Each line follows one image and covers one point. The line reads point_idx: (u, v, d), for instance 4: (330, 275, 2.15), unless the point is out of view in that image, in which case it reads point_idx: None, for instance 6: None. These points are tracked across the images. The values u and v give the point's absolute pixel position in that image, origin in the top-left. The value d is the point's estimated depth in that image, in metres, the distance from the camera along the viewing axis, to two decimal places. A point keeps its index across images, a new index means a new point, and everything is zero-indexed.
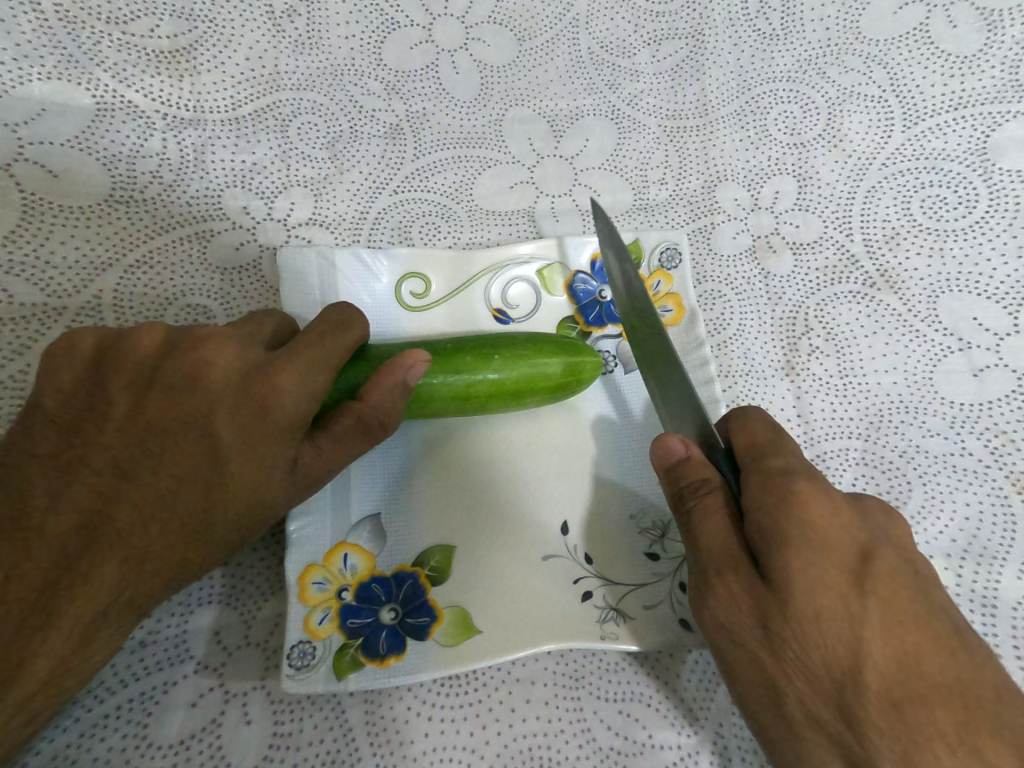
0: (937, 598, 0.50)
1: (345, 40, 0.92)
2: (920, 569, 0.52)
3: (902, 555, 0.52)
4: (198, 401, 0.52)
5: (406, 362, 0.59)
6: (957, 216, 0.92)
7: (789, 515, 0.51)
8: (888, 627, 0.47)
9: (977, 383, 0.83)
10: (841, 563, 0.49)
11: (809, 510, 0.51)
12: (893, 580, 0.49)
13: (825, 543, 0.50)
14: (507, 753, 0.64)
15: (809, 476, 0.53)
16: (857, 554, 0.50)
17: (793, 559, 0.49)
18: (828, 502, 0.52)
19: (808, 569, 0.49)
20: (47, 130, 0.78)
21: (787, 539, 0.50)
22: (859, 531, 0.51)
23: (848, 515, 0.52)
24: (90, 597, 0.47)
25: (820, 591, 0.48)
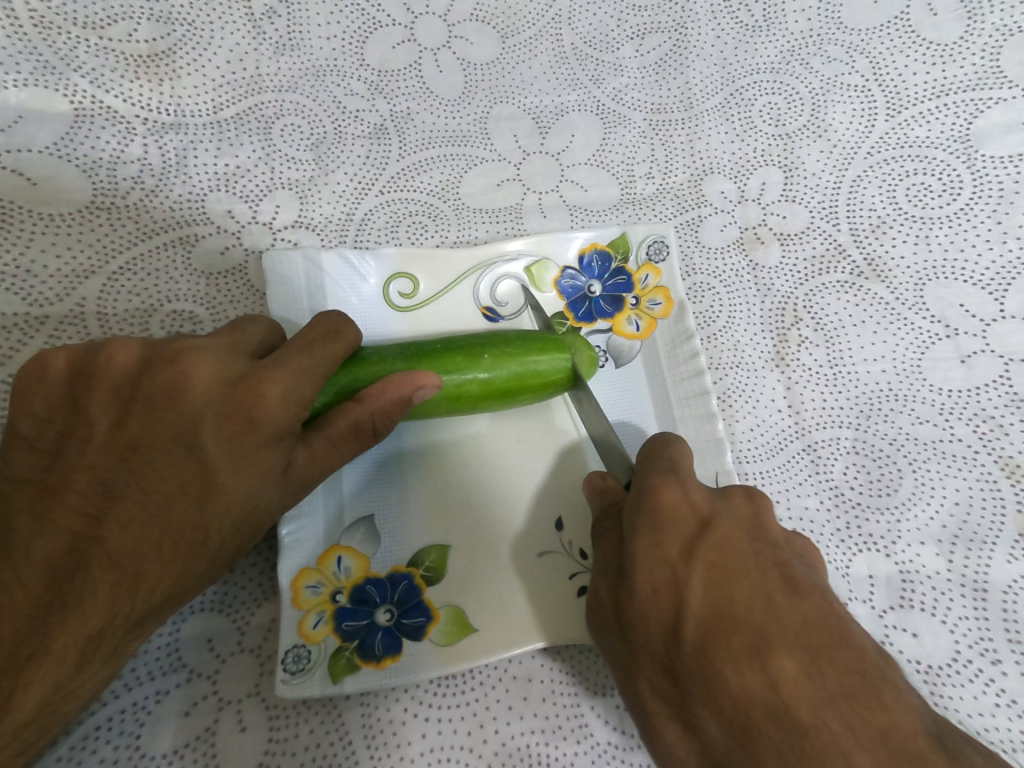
0: (772, 556, 0.50)
1: (327, 40, 0.92)
2: (765, 537, 0.52)
3: (745, 524, 0.53)
4: (182, 413, 0.52)
5: (418, 383, 0.61)
6: (943, 203, 0.93)
7: (642, 509, 0.54)
8: (712, 581, 0.48)
9: (965, 370, 0.84)
10: (678, 534, 0.51)
11: (661, 499, 0.53)
12: (726, 544, 0.50)
13: (669, 520, 0.52)
14: (506, 751, 0.64)
15: (674, 473, 0.56)
16: (697, 523, 0.52)
17: (639, 541, 0.52)
18: (682, 488, 0.54)
19: (650, 546, 0.51)
20: (25, 138, 0.77)
21: (638, 528, 0.53)
22: (705, 506, 0.53)
23: (697, 496, 0.54)
24: (84, 617, 0.46)
25: (655, 563, 0.50)
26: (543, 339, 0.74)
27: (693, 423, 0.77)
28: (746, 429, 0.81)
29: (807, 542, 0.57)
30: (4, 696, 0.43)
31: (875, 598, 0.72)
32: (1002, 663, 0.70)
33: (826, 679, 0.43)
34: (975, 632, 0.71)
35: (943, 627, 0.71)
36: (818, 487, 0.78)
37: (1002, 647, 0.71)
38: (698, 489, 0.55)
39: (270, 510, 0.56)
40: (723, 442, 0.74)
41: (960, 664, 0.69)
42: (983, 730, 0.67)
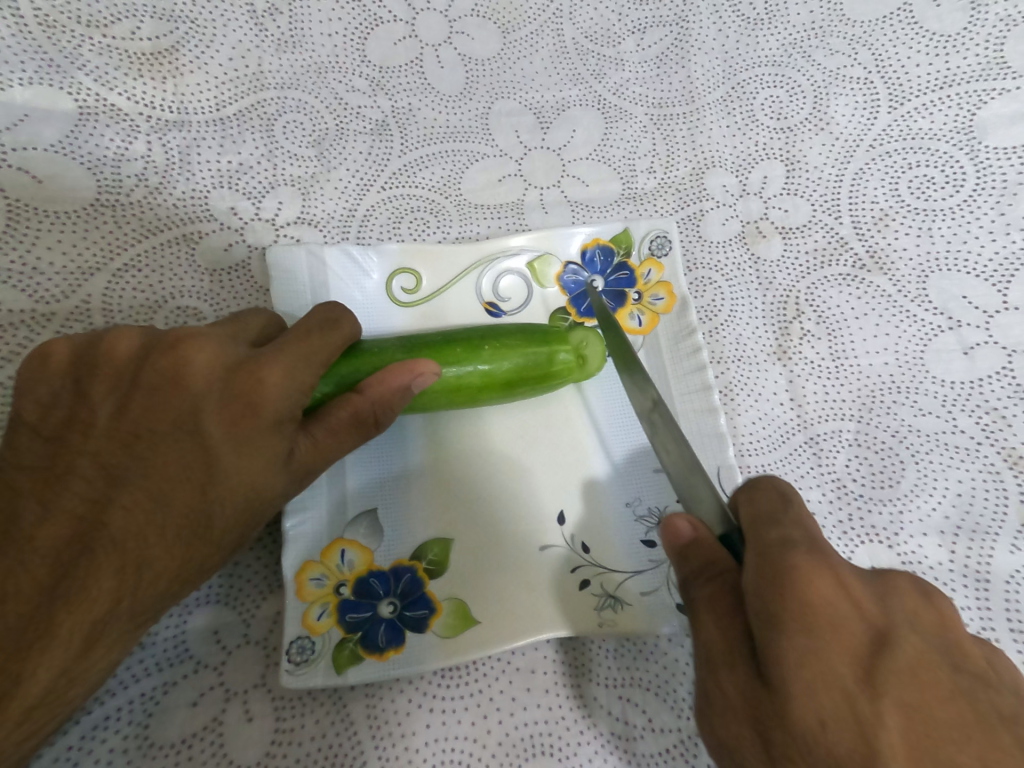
0: (982, 700, 0.38)
1: (329, 37, 0.92)
2: (955, 667, 0.39)
3: (932, 648, 0.40)
4: (182, 399, 0.52)
5: (416, 370, 0.62)
6: (945, 195, 0.92)
7: (788, 598, 0.39)
8: (914, 735, 0.35)
9: (968, 361, 0.83)
10: (850, 650, 0.38)
11: (813, 589, 0.40)
12: (916, 673, 0.37)
13: (832, 627, 0.38)
14: (510, 742, 0.64)
15: (818, 551, 0.42)
16: (871, 638, 0.39)
17: (796, 648, 0.38)
18: (836, 576, 0.41)
19: (814, 662, 0.37)
20: (30, 136, 0.78)
21: (788, 629, 0.38)
22: (875, 613, 0.40)
23: (859, 591, 0.41)
24: (89, 604, 0.47)
25: (823, 687, 0.37)
26: (546, 332, 0.74)
27: (695, 417, 0.77)
28: (748, 423, 0.81)
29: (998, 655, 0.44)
30: (12, 681, 0.44)
31: None
32: (1004, 652, 0.70)
33: None
34: (976, 622, 0.71)
35: None
36: (820, 479, 0.78)
37: (1004, 637, 0.71)
38: (857, 582, 0.42)
39: (273, 499, 0.56)
40: (726, 436, 0.74)
41: None
42: None
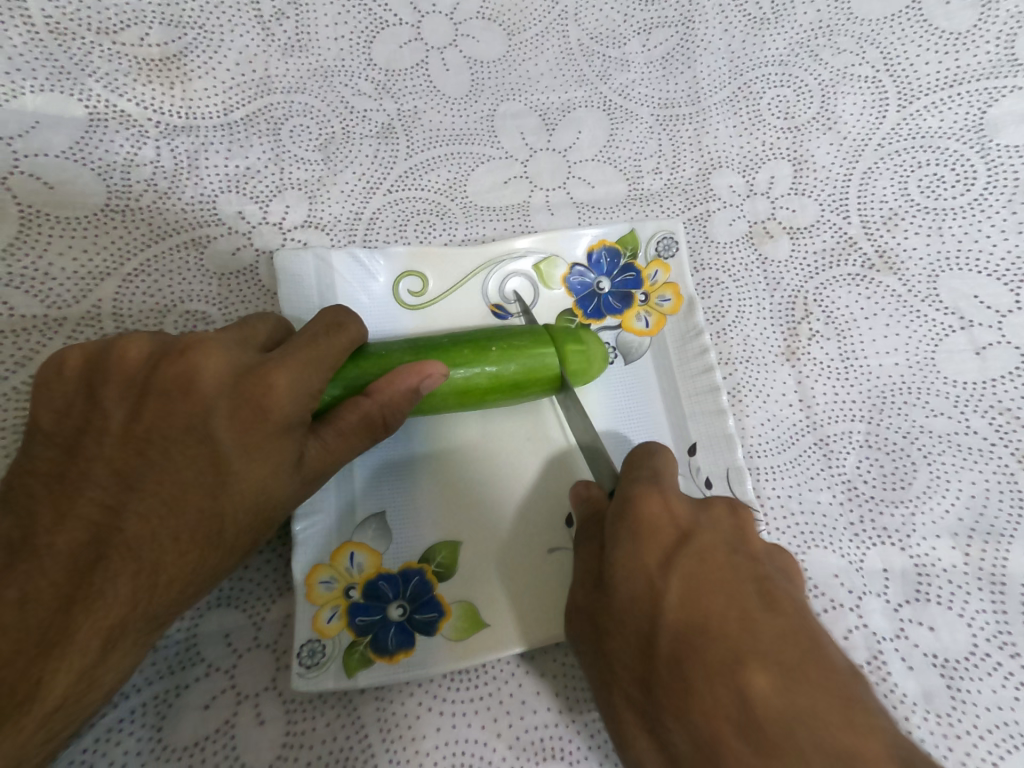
0: (751, 570, 0.50)
1: (335, 41, 0.93)
2: (743, 550, 0.52)
3: (728, 541, 0.52)
4: (193, 405, 0.52)
5: (422, 371, 0.62)
6: (956, 194, 0.92)
7: (625, 517, 0.54)
8: (688, 591, 0.47)
9: (980, 361, 0.83)
10: (658, 543, 0.52)
11: (642, 508, 0.54)
12: (706, 554, 0.50)
13: (650, 531, 0.52)
14: (521, 745, 0.64)
15: (655, 482, 0.57)
16: (677, 534, 0.52)
17: (620, 548, 0.52)
18: (661, 498, 0.55)
19: (630, 554, 0.52)
20: (41, 143, 0.78)
21: (621, 538, 0.53)
22: (683, 519, 0.54)
23: (677, 507, 0.55)
24: (105, 609, 0.47)
25: (633, 571, 0.51)
26: (537, 331, 0.74)
27: (703, 418, 0.77)
28: (758, 424, 0.81)
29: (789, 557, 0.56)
30: (31, 686, 0.44)
31: (891, 592, 0.72)
32: (1020, 656, 0.69)
33: (798, 694, 0.40)
34: (992, 625, 0.70)
35: (959, 620, 0.70)
36: (830, 481, 0.77)
37: (1019, 640, 0.70)
38: (681, 502, 0.56)
39: (285, 501, 0.57)
40: (734, 437, 0.75)
41: (977, 658, 0.69)
42: (1000, 723, 0.66)
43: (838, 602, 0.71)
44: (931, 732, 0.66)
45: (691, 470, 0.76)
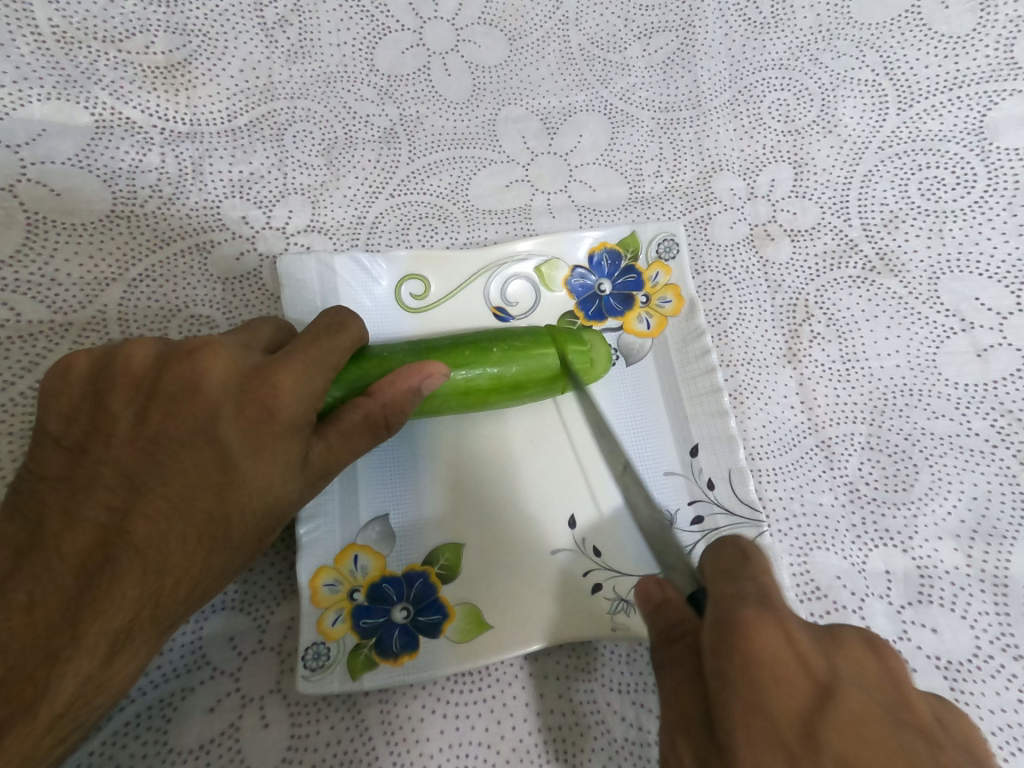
0: (934, 757, 0.33)
1: (338, 47, 0.93)
2: (913, 721, 0.36)
3: (888, 704, 0.37)
4: (201, 407, 0.53)
5: (425, 371, 0.63)
6: (957, 196, 0.92)
7: (732, 653, 0.38)
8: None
9: (982, 363, 0.83)
10: (794, 705, 0.35)
11: (759, 643, 0.38)
12: (864, 726, 0.34)
13: (775, 681, 0.37)
14: (524, 748, 0.65)
15: (768, 603, 0.42)
16: (814, 692, 0.36)
17: (736, 701, 0.36)
18: (784, 630, 0.39)
19: (750, 713, 0.36)
20: (49, 150, 0.79)
21: (731, 684, 0.37)
22: (821, 666, 0.38)
23: (807, 647, 0.39)
24: (113, 612, 0.47)
25: (762, 747, 0.34)
26: (540, 333, 0.75)
27: (705, 419, 0.77)
28: (759, 426, 0.81)
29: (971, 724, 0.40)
30: (38, 691, 0.44)
31: (893, 593, 0.72)
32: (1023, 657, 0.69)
33: None
34: (995, 627, 0.70)
35: (962, 621, 0.70)
36: (832, 483, 0.77)
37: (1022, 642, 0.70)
38: (810, 636, 0.40)
39: (291, 504, 0.57)
40: (736, 439, 0.75)
41: (980, 659, 0.69)
42: (1003, 724, 0.66)
43: (841, 604, 0.71)
44: None
45: (692, 472, 0.76)
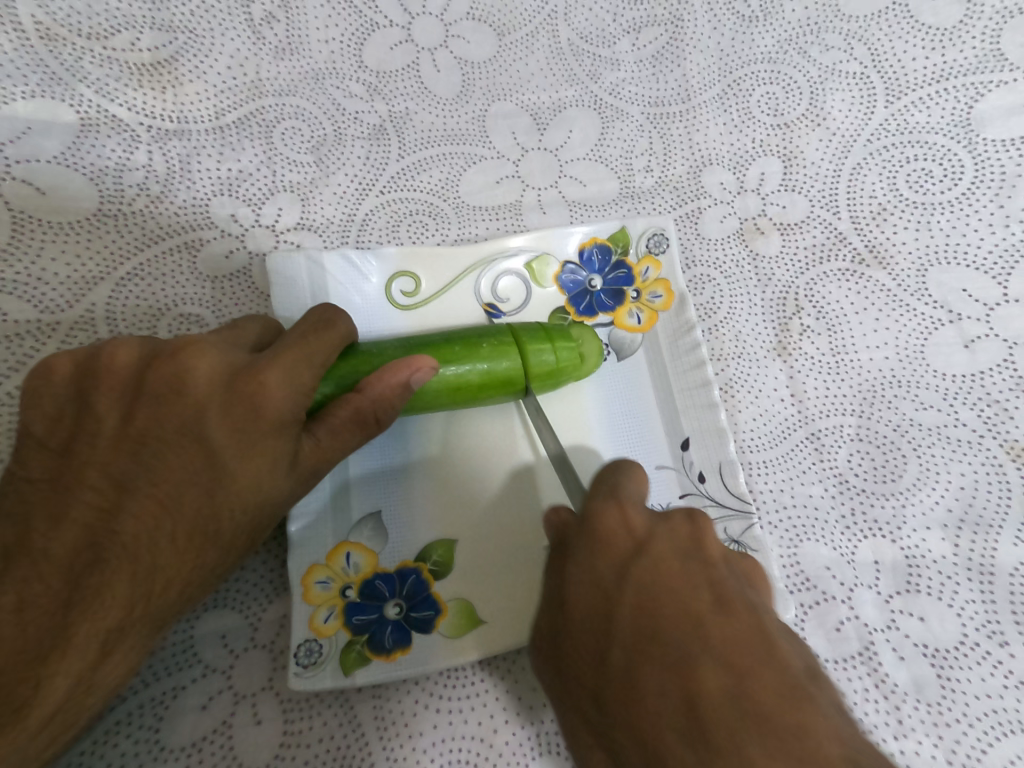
0: (707, 574, 0.47)
1: (326, 43, 0.93)
2: (702, 552, 0.50)
3: (683, 545, 0.50)
4: (188, 407, 0.53)
5: (414, 365, 0.62)
6: (944, 189, 0.92)
7: (581, 531, 0.52)
8: (642, 603, 0.45)
9: (969, 354, 0.83)
10: (614, 554, 0.49)
11: (596, 518, 0.52)
12: (660, 561, 0.48)
13: (606, 545, 0.50)
14: (518, 741, 0.65)
15: (612, 490, 0.54)
16: (633, 547, 0.49)
17: (575, 561, 0.50)
18: (618, 507, 0.52)
19: (583, 567, 0.49)
20: (33, 149, 0.79)
21: (576, 553, 0.51)
22: (641, 527, 0.51)
23: (635, 517, 0.52)
24: (102, 612, 0.47)
25: (587, 587, 0.48)
26: (535, 331, 0.75)
27: (695, 412, 0.78)
28: (749, 419, 0.81)
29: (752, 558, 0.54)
30: (28, 691, 0.44)
31: (882, 583, 0.72)
32: (1010, 644, 0.70)
33: (753, 702, 0.39)
34: (981, 615, 0.71)
35: (950, 610, 0.71)
36: (822, 475, 0.78)
37: (1008, 629, 0.70)
38: (641, 511, 0.53)
39: (281, 500, 0.57)
40: (726, 432, 0.75)
41: (967, 647, 0.69)
42: (990, 712, 0.67)
43: (831, 594, 0.72)
44: (922, 722, 0.66)
45: (684, 465, 0.76)
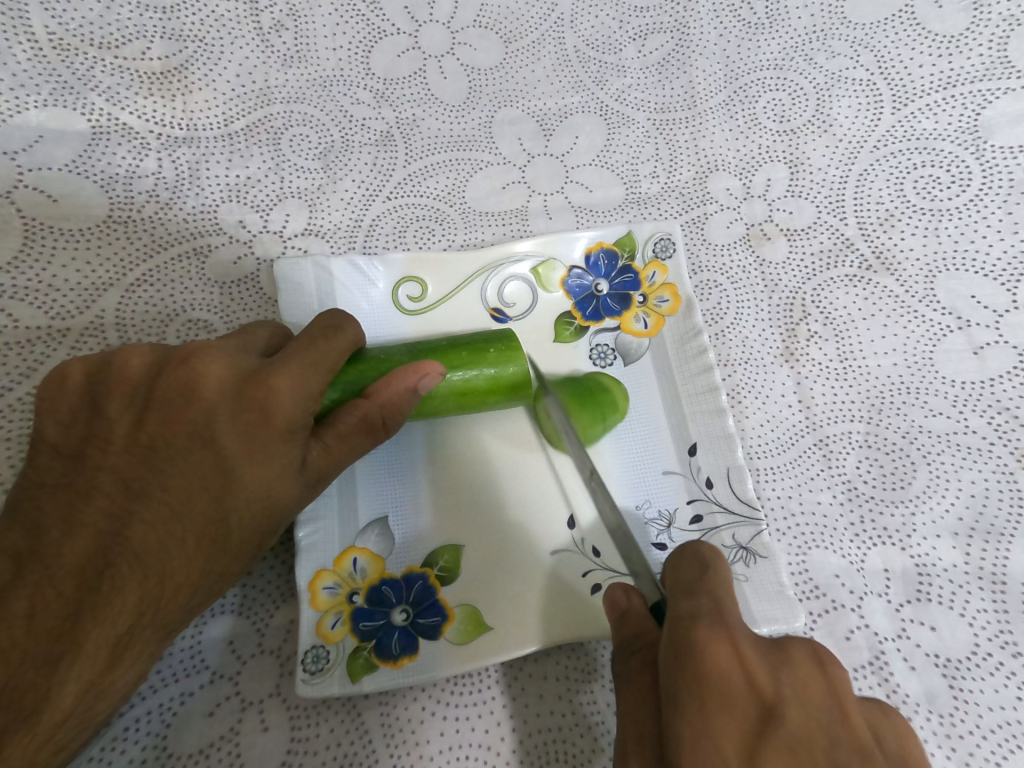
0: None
1: (334, 51, 0.94)
2: (845, 735, 0.40)
3: (822, 724, 0.41)
4: (197, 413, 0.53)
5: (422, 371, 0.63)
6: (952, 195, 0.92)
7: (688, 678, 0.42)
8: None
9: (978, 361, 0.83)
10: (741, 726, 0.40)
11: (711, 664, 0.42)
12: (801, 751, 0.38)
13: (723, 702, 0.40)
14: (525, 750, 0.65)
15: (720, 619, 0.45)
16: (759, 716, 0.40)
17: (686, 722, 0.40)
18: (736, 652, 0.43)
19: (696, 732, 0.39)
20: (45, 157, 0.80)
21: (683, 708, 0.41)
22: (768, 688, 0.42)
23: (758, 669, 0.42)
24: (113, 618, 0.47)
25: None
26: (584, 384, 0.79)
27: (702, 418, 0.77)
28: (757, 425, 0.81)
29: (893, 710, 0.45)
30: (40, 698, 0.44)
31: (891, 592, 0.72)
32: (1022, 654, 0.69)
33: None
34: (993, 624, 0.70)
35: (961, 619, 0.70)
36: (830, 481, 0.77)
37: (1020, 639, 0.70)
38: (760, 658, 0.43)
39: (290, 506, 0.57)
40: (734, 437, 0.75)
41: (979, 657, 0.69)
42: (1003, 723, 0.66)
43: (840, 603, 0.71)
44: (934, 732, 0.66)
45: (692, 471, 0.76)
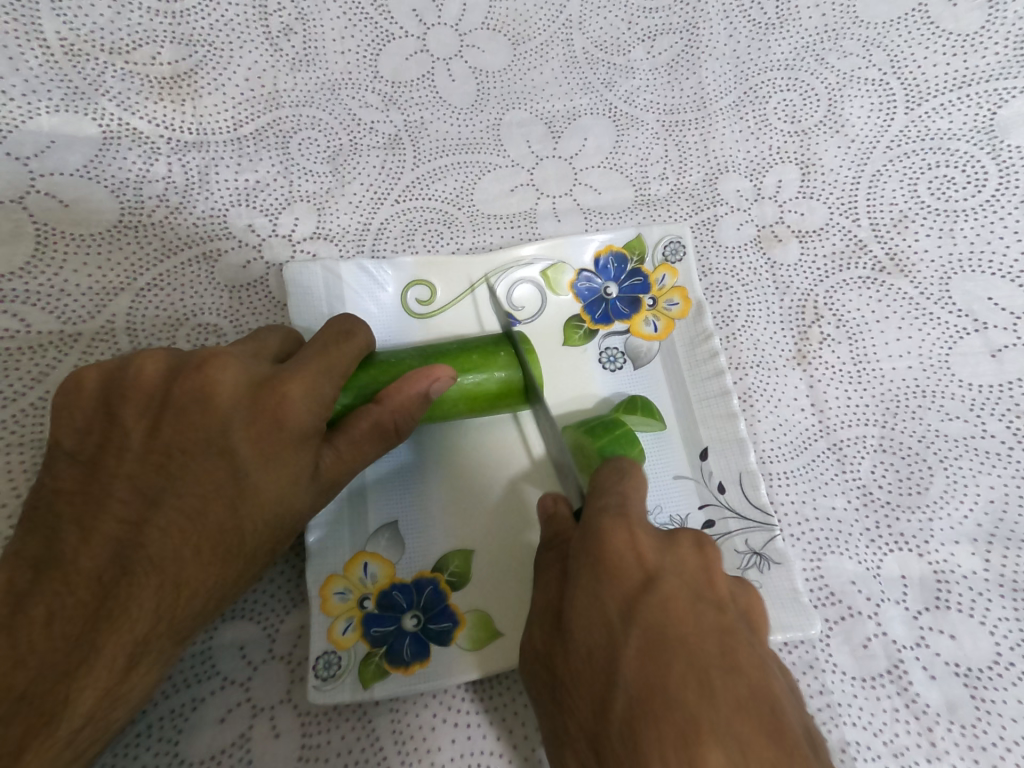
0: (718, 621, 0.46)
1: (343, 55, 0.94)
2: (710, 595, 0.48)
3: (694, 587, 0.48)
4: (211, 419, 0.53)
5: (432, 375, 0.62)
6: (967, 195, 0.91)
7: (588, 553, 0.51)
8: (648, 648, 0.44)
9: (996, 364, 0.82)
10: (623, 587, 0.48)
11: (608, 544, 0.51)
12: (670, 602, 0.46)
13: (612, 571, 0.49)
14: (536, 759, 0.64)
15: (623, 511, 0.53)
16: (642, 579, 0.48)
17: (581, 587, 0.50)
18: (630, 532, 0.51)
19: (588, 595, 0.49)
20: (57, 162, 0.80)
21: (582, 581, 0.50)
22: (652, 559, 0.49)
23: (646, 546, 0.51)
24: (129, 625, 0.47)
25: (589, 621, 0.48)
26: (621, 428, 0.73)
27: (713, 422, 0.77)
28: (769, 429, 0.80)
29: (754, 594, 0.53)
30: (58, 704, 0.44)
31: (909, 599, 0.71)
32: None
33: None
34: (1015, 633, 0.69)
35: (981, 628, 0.69)
36: (845, 487, 0.76)
37: None
38: (653, 540, 0.52)
39: (303, 512, 0.57)
40: (746, 441, 0.75)
41: (1001, 667, 0.68)
42: None
43: (856, 610, 0.70)
44: (956, 744, 0.64)
45: (703, 475, 0.75)
